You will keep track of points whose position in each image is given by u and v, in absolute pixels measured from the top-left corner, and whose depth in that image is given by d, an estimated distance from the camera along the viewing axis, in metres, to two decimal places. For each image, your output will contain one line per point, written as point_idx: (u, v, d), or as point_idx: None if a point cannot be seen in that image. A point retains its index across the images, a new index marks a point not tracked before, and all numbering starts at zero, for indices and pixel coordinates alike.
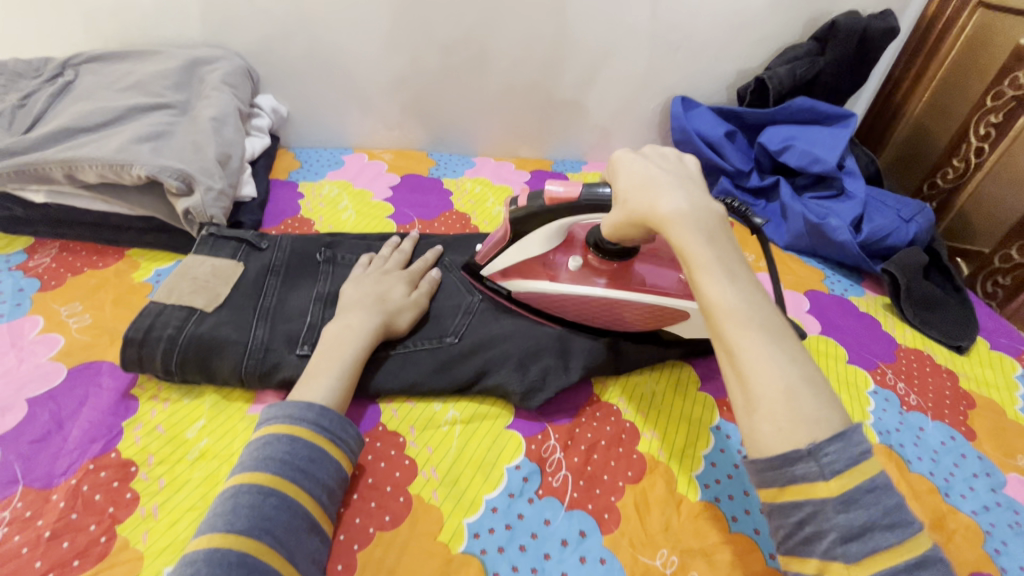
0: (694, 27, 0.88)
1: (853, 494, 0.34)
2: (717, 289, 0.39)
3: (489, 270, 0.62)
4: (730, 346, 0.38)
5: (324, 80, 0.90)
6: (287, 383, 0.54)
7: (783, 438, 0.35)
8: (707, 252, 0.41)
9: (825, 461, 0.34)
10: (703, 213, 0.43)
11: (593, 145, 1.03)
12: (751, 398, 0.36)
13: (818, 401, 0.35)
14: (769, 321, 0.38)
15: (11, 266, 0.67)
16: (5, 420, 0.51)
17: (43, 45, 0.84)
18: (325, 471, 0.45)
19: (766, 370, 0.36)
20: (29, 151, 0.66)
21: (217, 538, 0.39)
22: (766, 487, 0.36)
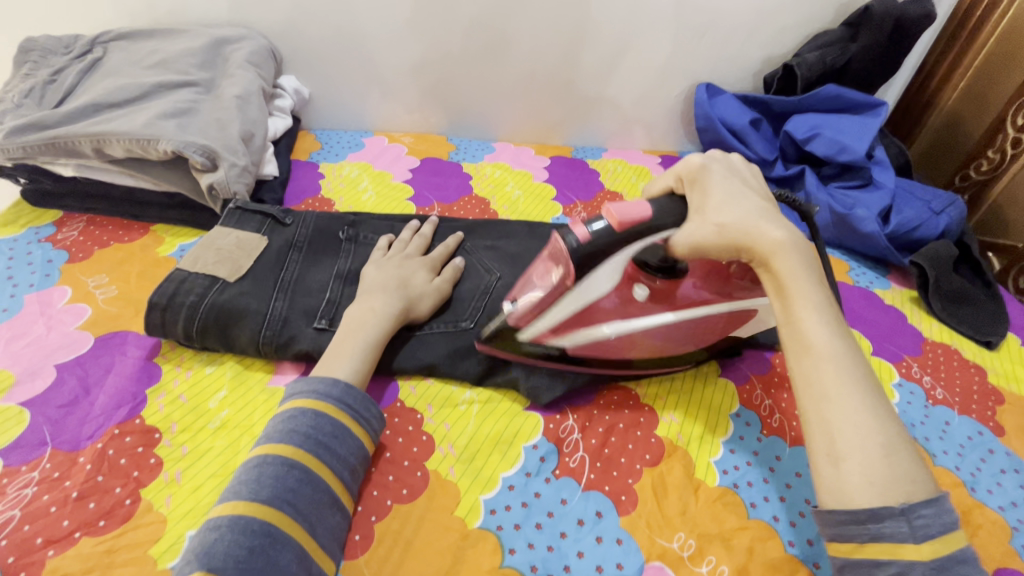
0: (722, 11, 0.87)
1: (945, 561, 0.35)
2: (818, 328, 0.40)
3: (531, 330, 0.53)
4: (833, 390, 0.39)
5: (346, 61, 0.90)
6: (304, 355, 0.55)
7: (877, 491, 0.36)
8: (811, 288, 0.42)
9: (917, 523, 0.35)
10: (808, 250, 0.44)
11: (614, 132, 1.01)
12: (840, 446, 0.37)
13: (912, 452, 0.37)
14: (864, 367, 0.40)
15: (41, 238, 0.69)
16: (35, 385, 0.52)
17: (71, 23, 0.85)
18: (346, 448, 0.45)
19: (875, 419, 0.37)
20: (59, 125, 0.67)
21: (240, 505, 0.39)
22: (841, 540, 0.37)
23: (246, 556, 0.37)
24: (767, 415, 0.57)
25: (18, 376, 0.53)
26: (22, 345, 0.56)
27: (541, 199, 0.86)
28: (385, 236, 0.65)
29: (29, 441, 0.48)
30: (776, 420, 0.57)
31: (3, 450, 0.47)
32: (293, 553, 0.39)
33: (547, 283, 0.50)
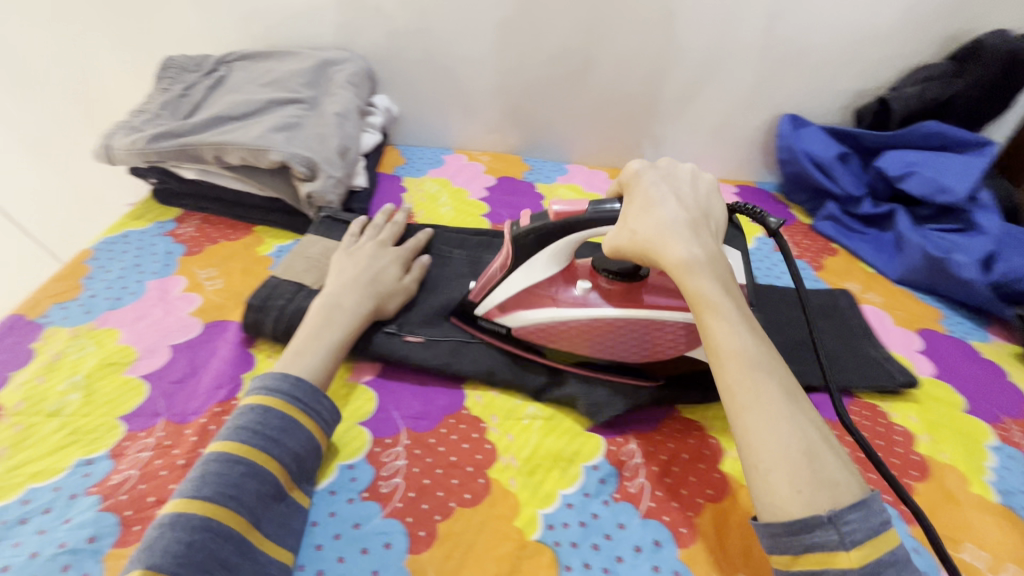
0: (812, 41, 0.85)
1: (873, 567, 0.36)
2: (729, 338, 0.44)
3: (483, 307, 0.61)
4: (746, 394, 0.41)
5: (434, 83, 0.96)
6: (378, 355, 0.59)
7: (805, 500, 0.37)
8: (721, 300, 0.46)
9: (846, 531, 0.36)
10: (711, 261, 0.48)
11: (689, 159, 1.01)
12: (757, 454, 0.39)
13: (835, 460, 0.39)
14: (776, 369, 0.43)
15: (164, 232, 0.78)
16: (153, 361, 0.59)
17: (204, 43, 0.96)
18: (295, 440, 0.47)
19: (788, 430, 0.39)
20: (188, 134, 0.76)
21: (183, 502, 0.41)
22: (785, 553, 0.38)
23: (184, 551, 0.38)
24: None
25: (140, 352, 0.60)
26: (144, 325, 0.63)
27: None
28: (357, 222, 0.71)
29: (147, 410, 0.54)
30: None
31: (125, 416, 0.53)
32: (234, 544, 0.40)
33: (499, 262, 0.60)
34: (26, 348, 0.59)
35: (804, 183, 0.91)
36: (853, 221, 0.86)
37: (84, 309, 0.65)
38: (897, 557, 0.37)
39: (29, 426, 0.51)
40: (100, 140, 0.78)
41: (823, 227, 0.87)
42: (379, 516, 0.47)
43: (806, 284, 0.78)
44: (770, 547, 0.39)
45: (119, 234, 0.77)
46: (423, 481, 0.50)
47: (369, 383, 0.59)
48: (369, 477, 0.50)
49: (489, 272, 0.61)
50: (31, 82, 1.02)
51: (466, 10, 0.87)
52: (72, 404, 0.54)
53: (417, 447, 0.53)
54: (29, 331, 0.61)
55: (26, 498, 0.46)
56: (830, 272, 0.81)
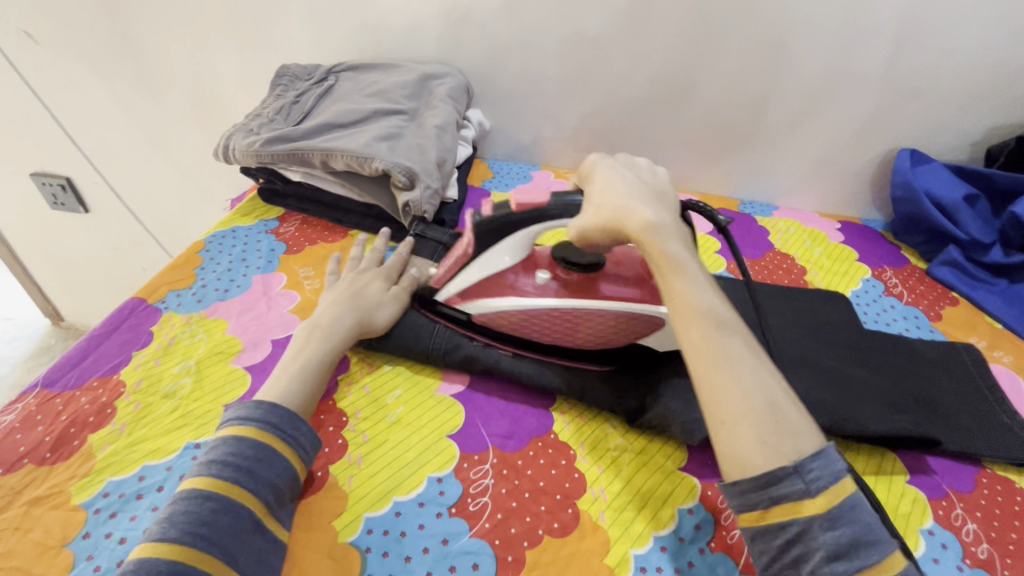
0: (941, 73, 0.79)
1: (835, 512, 0.36)
2: (694, 299, 0.45)
3: (443, 294, 0.64)
4: (714, 355, 0.42)
5: (529, 99, 0.97)
6: (468, 359, 0.60)
7: (769, 449, 0.38)
8: (683, 264, 0.47)
9: (811, 479, 0.37)
10: (672, 233, 0.50)
11: (787, 190, 0.96)
12: (729, 409, 0.39)
13: (795, 410, 0.40)
14: (738, 329, 0.44)
15: (268, 230, 0.82)
16: (257, 354, 0.61)
17: (316, 53, 1.02)
18: (272, 471, 0.44)
19: (751, 383, 0.40)
20: (299, 139, 0.80)
21: (148, 548, 0.38)
22: (751, 510, 0.38)
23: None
24: (971, 542, 0.50)
25: (245, 344, 0.62)
26: (249, 318, 0.66)
27: (704, 251, 0.83)
28: (335, 260, 0.69)
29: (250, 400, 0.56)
30: (982, 551, 0.49)
31: (230, 404, 0.55)
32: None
33: (458, 251, 0.63)
34: (146, 331, 0.63)
35: (920, 224, 0.85)
36: (978, 269, 0.80)
37: (196, 298, 0.69)
38: (856, 500, 0.37)
39: (146, 405, 0.55)
40: (221, 140, 0.83)
41: (940, 272, 0.81)
42: (467, 535, 0.47)
43: (923, 335, 0.71)
44: (740, 508, 0.39)
45: (228, 229, 0.82)
46: (511, 503, 0.49)
47: (456, 396, 0.59)
48: (457, 492, 0.50)
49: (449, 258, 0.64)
50: (161, 84, 1.12)
51: (570, 30, 0.87)
52: (185, 387, 0.57)
53: (504, 467, 0.52)
54: (149, 314, 0.66)
55: (141, 474, 0.49)
56: (947, 323, 0.74)
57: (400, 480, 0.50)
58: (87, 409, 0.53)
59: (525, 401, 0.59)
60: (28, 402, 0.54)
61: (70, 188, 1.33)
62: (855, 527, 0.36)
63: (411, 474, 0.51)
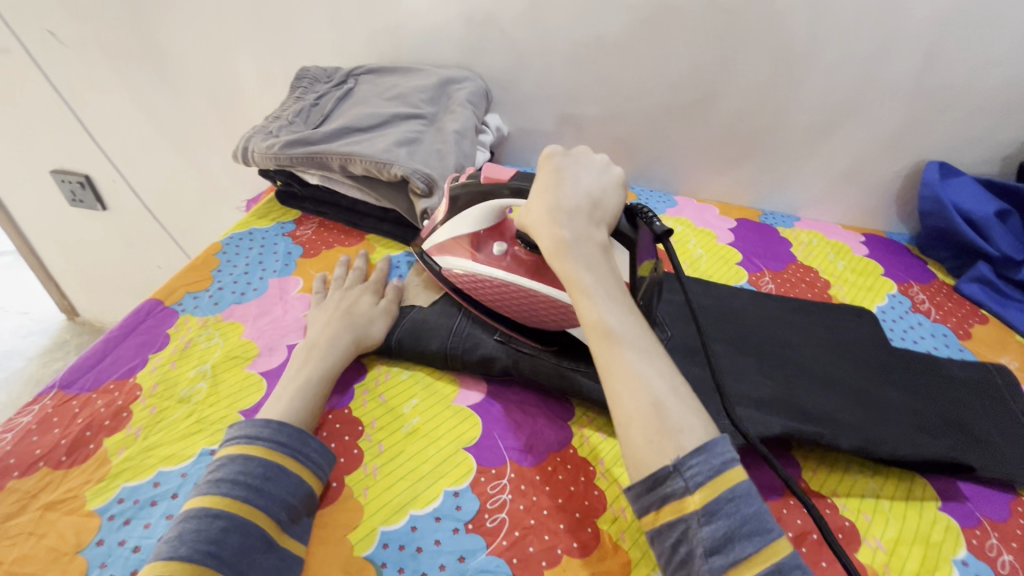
0: (974, 84, 0.77)
1: (715, 505, 0.37)
2: (591, 311, 0.45)
3: (427, 243, 0.68)
4: (605, 366, 0.43)
5: (548, 105, 0.96)
6: (485, 359, 0.59)
7: (652, 456, 0.39)
8: (587, 279, 0.47)
9: (689, 477, 0.37)
10: (585, 242, 0.49)
11: (810, 201, 0.94)
12: (619, 416, 0.41)
13: (683, 413, 0.40)
14: (636, 338, 0.44)
15: (285, 232, 0.82)
16: (272, 359, 0.60)
17: (336, 56, 1.02)
18: (282, 488, 0.44)
19: (635, 391, 0.41)
20: (319, 142, 0.79)
21: (158, 566, 0.38)
22: (646, 514, 0.39)
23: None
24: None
25: (260, 348, 0.62)
26: (265, 322, 0.65)
27: (725, 262, 0.82)
28: (319, 279, 0.69)
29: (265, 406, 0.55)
30: None
31: (245, 410, 0.55)
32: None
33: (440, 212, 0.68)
34: (163, 333, 0.63)
35: (948, 239, 0.83)
36: (1009, 287, 0.78)
37: (213, 300, 0.68)
38: (742, 491, 0.37)
39: (162, 410, 0.54)
40: (240, 142, 0.83)
41: (969, 289, 0.79)
42: (484, 552, 0.46)
43: (952, 354, 0.69)
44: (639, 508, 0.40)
45: (245, 231, 0.82)
46: (529, 521, 0.48)
47: (473, 407, 0.58)
48: (474, 508, 0.49)
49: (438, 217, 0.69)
50: (181, 84, 1.12)
51: (592, 36, 0.86)
52: (201, 392, 0.56)
53: (522, 483, 0.51)
54: (166, 316, 0.65)
55: (156, 480, 0.48)
56: (978, 342, 0.72)
57: (416, 493, 0.49)
58: (102, 412, 0.53)
59: (543, 414, 0.58)
60: (44, 405, 0.54)
61: (89, 186, 1.34)
62: (733, 520, 0.36)
63: (427, 488, 0.50)
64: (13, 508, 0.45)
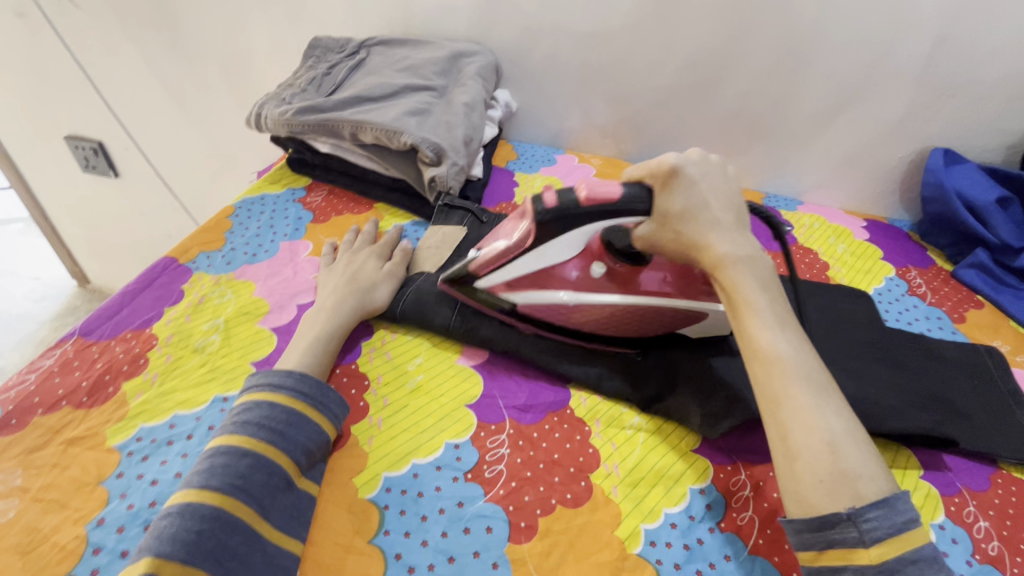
0: (980, 72, 0.77)
1: (891, 564, 0.38)
2: (765, 336, 0.46)
3: (487, 282, 0.59)
4: (774, 392, 0.43)
5: (558, 83, 0.97)
6: (487, 332, 0.60)
7: (826, 493, 0.39)
8: (759, 303, 0.47)
9: (866, 528, 0.38)
10: (756, 267, 0.50)
11: (814, 185, 0.95)
12: (792, 446, 0.41)
13: (860, 455, 0.40)
14: (812, 374, 0.44)
15: (296, 199, 0.84)
16: (282, 316, 0.62)
17: (350, 27, 1.03)
18: (304, 434, 0.47)
19: (808, 425, 0.41)
20: (331, 110, 0.81)
21: (191, 493, 0.41)
22: (805, 550, 0.40)
23: (194, 540, 0.39)
24: (981, 539, 0.50)
25: (271, 306, 0.64)
26: (276, 281, 0.67)
27: None
28: (329, 245, 0.71)
29: (275, 359, 0.57)
30: (992, 548, 0.50)
31: (257, 362, 0.57)
32: (242, 534, 0.41)
33: (512, 237, 0.57)
34: (177, 289, 0.65)
35: (949, 226, 0.84)
36: (1005, 272, 0.79)
37: (225, 260, 0.70)
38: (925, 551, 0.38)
39: (177, 358, 0.57)
40: (254, 108, 0.84)
41: (967, 275, 0.80)
42: (481, 499, 0.48)
43: (945, 336, 0.71)
44: (796, 543, 0.41)
45: (257, 196, 0.84)
46: (525, 473, 0.50)
47: (475, 367, 0.60)
48: (473, 459, 0.51)
49: (500, 244, 0.58)
50: (192, 52, 1.13)
51: (601, 11, 0.86)
52: (214, 343, 0.58)
53: (520, 439, 0.53)
54: (180, 274, 0.67)
55: (172, 422, 0.50)
56: (971, 325, 0.74)
57: (418, 444, 0.52)
58: (121, 358, 0.56)
59: (541, 377, 0.60)
60: (66, 349, 0.56)
61: (101, 153, 1.36)
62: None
63: (429, 439, 0.52)
64: (38, 442, 0.48)
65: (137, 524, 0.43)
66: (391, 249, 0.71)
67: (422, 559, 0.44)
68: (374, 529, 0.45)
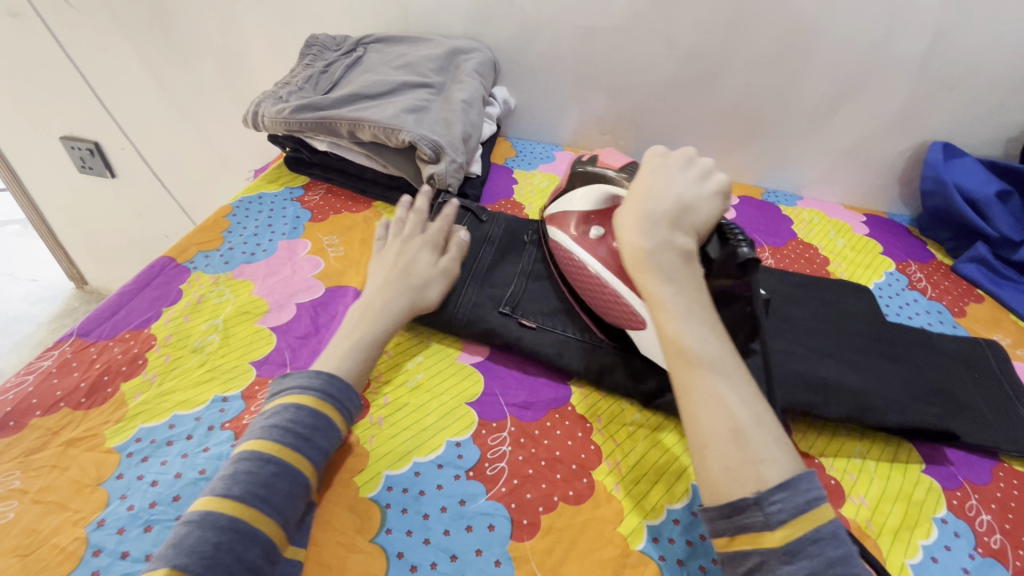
0: (979, 65, 0.77)
1: (796, 546, 0.36)
2: (676, 329, 0.45)
3: (546, 214, 0.68)
4: (684, 387, 0.43)
5: (557, 80, 0.96)
6: (488, 330, 0.60)
7: (729, 478, 0.39)
8: (669, 296, 0.47)
9: (770, 511, 0.37)
10: (671, 258, 0.49)
11: (813, 179, 0.95)
12: (699, 435, 0.41)
13: (765, 438, 0.40)
14: (722, 364, 0.43)
15: (294, 198, 0.83)
16: (282, 315, 0.62)
17: (347, 25, 1.02)
18: (326, 439, 0.46)
19: (712, 413, 0.41)
20: (328, 108, 0.80)
21: (214, 502, 0.40)
22: (719, 536, 0.39)
23: (211, 553, 0.37)
24: (984, 532, 0.50)
25: (270, 305, 0.63)
26: (275, 280, 0.67)
27: None
28: (382, 222, 0.69)
29: (275, 358, 0.57)
30: (994, 541, 0.50)
31: (256, 361, 0.57)
32: (261, 547, 0.39)
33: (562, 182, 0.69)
34: (176, 288, 0.65)
35: (949, 220, 0.84)
36: (1005, 266, 0.79)
37: (224, 260, 0.70)
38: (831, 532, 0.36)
39: (176, 358, 0.56)
40: (251, 107, 0.84)
41: (966, 269, 0.80)
42: (483, 497, 0.48)
43: (946, 330, 0.71)
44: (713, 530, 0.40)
45: (255, 195, 0.83)
46: (527, 470, 0.50)
47: (475, 365, 0.60)
48: (475, 457, 0.51)
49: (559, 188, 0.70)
50: (188, 51, 1.13)
51: (600, 7, 0.86)
52: (213, 343, 0.58)
53: (522, 436, 0.53)
54: (178, 273, 0.67)
55: (171, 423, 0.50)
56: (971, 319, 0.74)
57: (419, 442, 0.51)
58: (120, 358, 0.55)
59: (542, 374, 0.60)
60: (64, 350, 0.56)
61: (98, 153, 1.36)
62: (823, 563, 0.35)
63: (430, 437, 0.52)
64: (36, 444, 0.48)
65: (137, 525, 0.43)
66: (444, 238, 0.67)
67: (424, 558, 0.44)
68: (376, 528, 0.45)
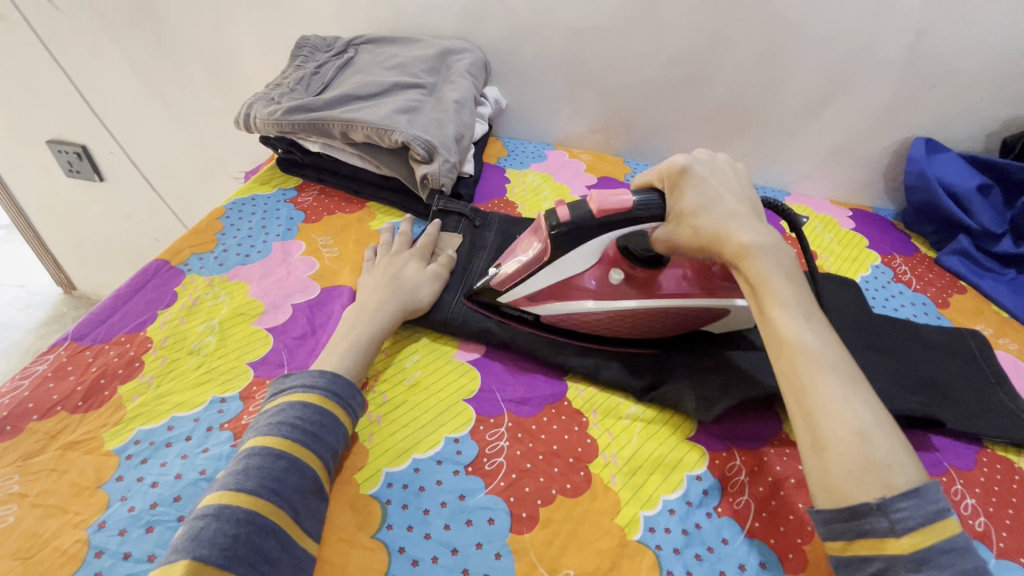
0: (960, 63, 0.79)
1: (925, 554, 0.36)
2: (792, 325, 0.45)
3: (510, 295, 0.61)
4: (802, 382, 0.42)
5: (548, 79, 0.97)
6: (485, 329, 0.61)
7: (859, 485, 0.38)
8: (784, 291, 0.46)
9: (896, 518, 0.37)
10: (779, 253, 0.49)
11: (800, 176, 0.96)
12: (821, 437, 0.40)
13: (890, 442, 0.39)
14: (837, 364, 0.43)
15: (286, 199, 0.84)
16: (278, 316, 0.62)
17: (337, 26, 1.02)
18: (334, 436, 0.47)
19: (839, 416, 0.40)
20: (320, 109, 0.80)
21: (226, 495, 0.40)
22: (834, 539, 0.39)
23: (230, 544, 0.38)
24: (969, 516, 0.52)
25: (266, 306, 0.63)
26: (270, 282, 0.67)
27: None
28: (369, 248, 0.70)
29: (272, 359, 0.57)
30: (979, 524, 0.51)
31: (254, 362, 0.57)
32: (275, 537, 0.39)
33: (530, 253, 0.59)
34: (170, 291, 0.65)
35: (932, 214, 0.86)
36: (987, 258, 0.81)
37: (218, 262, 0.70)
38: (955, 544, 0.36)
39: (173, 360, 0.56)
40: (243, 108, 0.83)
41: (949, 262, 0.82)
42: (483, 492, 0.49)
43: (931, 321, 0.73)
44: (823, 534, 0.40)
45: (247, 197, 0.83)
46: (525, 464, 0.51)
47: (472, 362, 0.60)
48: (473, 453, 0.51)
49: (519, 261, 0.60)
50: (177, 53, 1.12)
51: (590, 7, 0.87)
52: (210, 345, 0.58)
53: (519, 432, 0.54)
54: (172, 276, 0.67)
55: (170, 425, 0.50)
56: (955, 310, 0.75)
57: (418, 439, 0.52)
58: (116, 362, 0.55)
59: (539, 371, 0.60)
60: (59, 354, 0.56)
61: (85, 156, 1.34)
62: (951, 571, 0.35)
63: (430, 434, 0.53)
64: (34, 448, 0.48)
65: (139, 526, 0.43)
66: (431, 249, 0.69)
67: (425, 552, 0.44)
68: (377, 524, 0.46)
